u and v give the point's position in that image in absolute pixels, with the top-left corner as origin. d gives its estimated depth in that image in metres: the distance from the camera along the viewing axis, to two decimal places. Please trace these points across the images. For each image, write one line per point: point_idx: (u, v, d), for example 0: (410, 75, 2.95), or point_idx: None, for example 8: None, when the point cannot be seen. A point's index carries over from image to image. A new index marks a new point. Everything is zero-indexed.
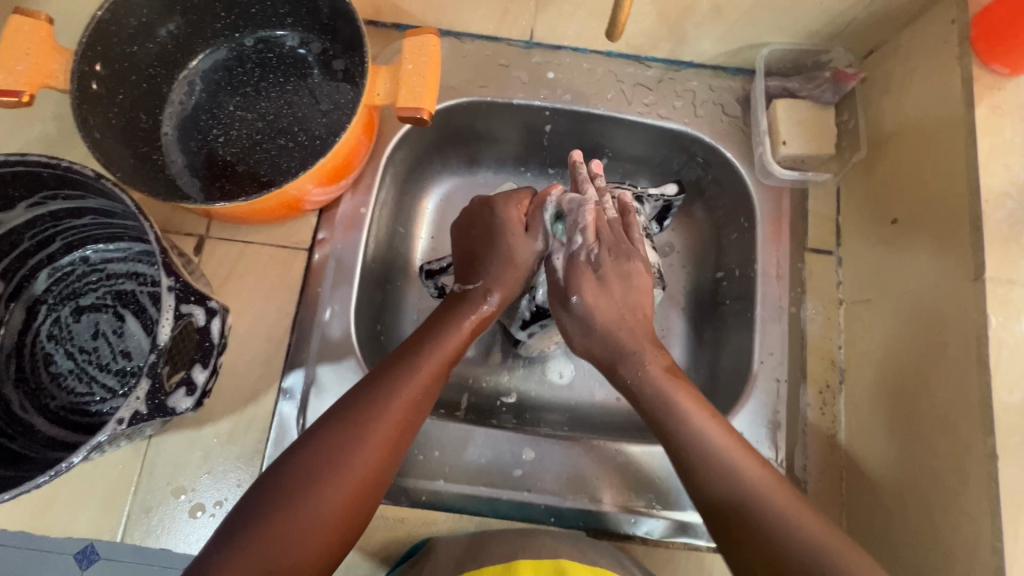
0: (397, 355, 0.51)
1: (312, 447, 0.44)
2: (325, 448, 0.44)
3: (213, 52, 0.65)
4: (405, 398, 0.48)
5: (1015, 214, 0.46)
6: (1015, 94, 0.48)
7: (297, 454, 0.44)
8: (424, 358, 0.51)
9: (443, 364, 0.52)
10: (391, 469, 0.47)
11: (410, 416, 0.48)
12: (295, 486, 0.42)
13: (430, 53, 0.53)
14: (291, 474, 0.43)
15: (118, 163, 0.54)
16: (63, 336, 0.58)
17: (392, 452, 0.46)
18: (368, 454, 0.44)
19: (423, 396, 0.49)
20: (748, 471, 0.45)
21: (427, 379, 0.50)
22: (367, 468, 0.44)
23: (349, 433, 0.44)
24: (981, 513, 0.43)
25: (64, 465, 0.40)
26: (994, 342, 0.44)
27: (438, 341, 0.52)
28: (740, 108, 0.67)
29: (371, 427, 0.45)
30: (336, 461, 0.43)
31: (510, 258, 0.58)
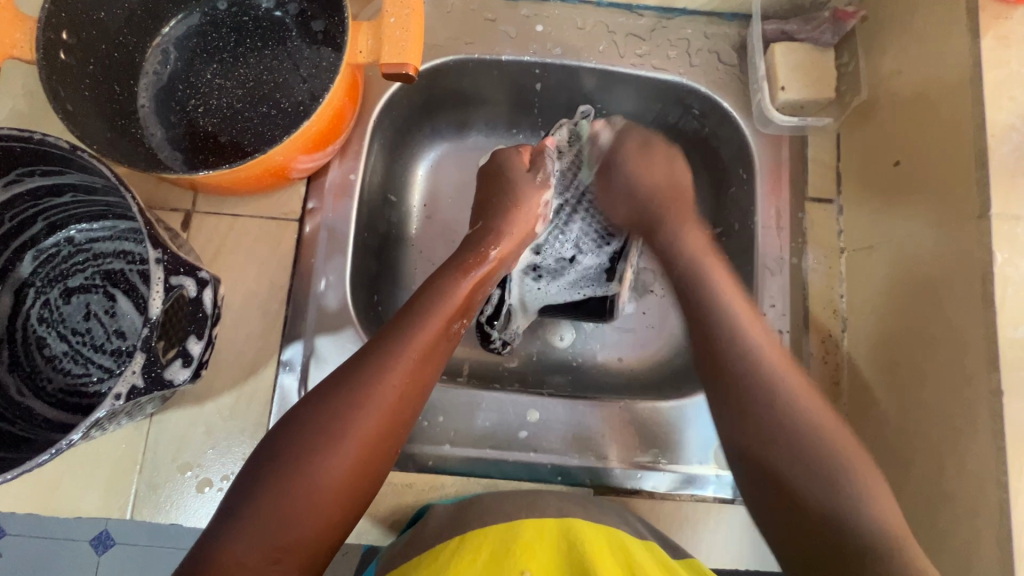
0: (394, 318, 0.50)
1: (310, 416, 0.43)
2: (320, 416, 0.43)
3: (185, 18, 0.62)
4: (405, 362, 0.46)
5: (1021, 147, 0.45)
6: (1021, 24, 0.46)
7: (296, 423, 0.43)
8: (420, 322, 0.49)
9: (441, 325, 0.50)
10: (398, 432, 0.46)
11: (413, 377, 0.47)
12: (293, 457, 0.42)
13: (412, 5, 0.51)
14: (291, 442, 0.42)
15: (95, 136, 0.52)
16: (54, 319, 0.56)
17: (391, 419, 0.45)
18: (368, 417, 0.44)
19: (425, 358, 0.48)
20: (780, 383, 0.47)
21: (425, 343, 0.48)
22: (364, 435, 0.43)
23: (344, 400, 0.44)
24: (984, 448, 0.43)
25: (65, 442, 0.40)
26: (1000, 279, 0.44)
27: (435, 303, 0.51)
28: (736, 55, 0.65)
29: (364, 395, 0.44)
30: (329, 427, 0.43)
31: (515, 207, 0.60)
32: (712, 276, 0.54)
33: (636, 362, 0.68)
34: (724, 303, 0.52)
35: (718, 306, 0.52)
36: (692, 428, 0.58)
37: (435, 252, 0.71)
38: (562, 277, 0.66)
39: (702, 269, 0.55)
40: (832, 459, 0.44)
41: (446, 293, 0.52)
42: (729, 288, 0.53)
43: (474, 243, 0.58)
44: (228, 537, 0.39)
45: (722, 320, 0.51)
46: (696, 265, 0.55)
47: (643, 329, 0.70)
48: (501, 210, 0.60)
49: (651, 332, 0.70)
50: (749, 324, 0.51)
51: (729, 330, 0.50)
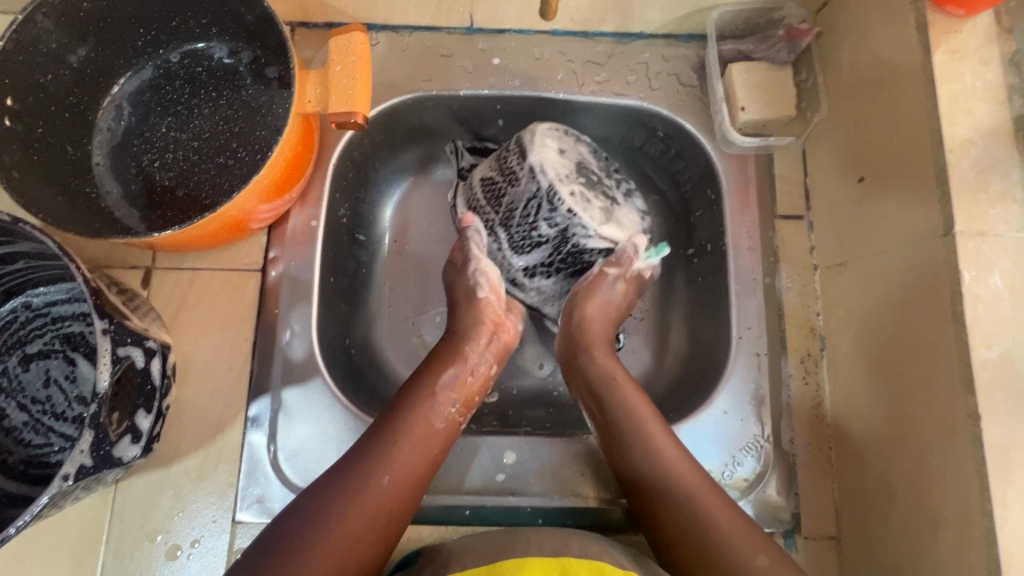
0: (382, 417, 0.50)
1: (296, 517, 0.44)
2: (310, 510, 0.44)
3: (138, 72, 0.61)
4: (400, 462, 0.48)
5: (980, 161, 0.44)
6: (972, 36, 0.46)
7: (279, 530, 0.43)
8: (410, 416, 0.50)
9: (432, 422, 0.51)
10: (393, 528, 0.46)
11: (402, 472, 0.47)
12: (278, 560, 0.41)
13: (359, 52, 0.50)
14: (278, 536, 0.43)
15: (44, 202, 0.52)
16: (14, 388, 0.55)
17: (384, 513, 0.46)
18: (355, 516, 0.44)
19: (420, 451, 0.49)
20: (665, 456, 0.50)
21: (416, 438, 0.49)
22: (352, 528, 0.44)
23: (335, 494, 0.45)
24: (967, 473, 0.42)
25: (11, 530, 0.38)
26: (970, 298, 0.43)
27: (426, 395, 0.52)
28: (695, 76, 0.64)
29: (354, 490, 0.45)
30: (321, 520, 0.43)
31: (465, 294, 0.58)
32: (624, 387, 0.55)
33: None
34: (644, 429, 0.52)
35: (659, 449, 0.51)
36: None
37: (408, 290, 0.69)
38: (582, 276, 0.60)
39: (608, 368, 0.56)
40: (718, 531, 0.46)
41: (430, 395, 0.52)
42: (639, 402, 0.54)
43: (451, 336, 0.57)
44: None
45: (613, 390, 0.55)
46: (615, 392, 0.55)
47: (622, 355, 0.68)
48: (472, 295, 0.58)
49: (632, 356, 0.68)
50: (628, 390, 0.55)
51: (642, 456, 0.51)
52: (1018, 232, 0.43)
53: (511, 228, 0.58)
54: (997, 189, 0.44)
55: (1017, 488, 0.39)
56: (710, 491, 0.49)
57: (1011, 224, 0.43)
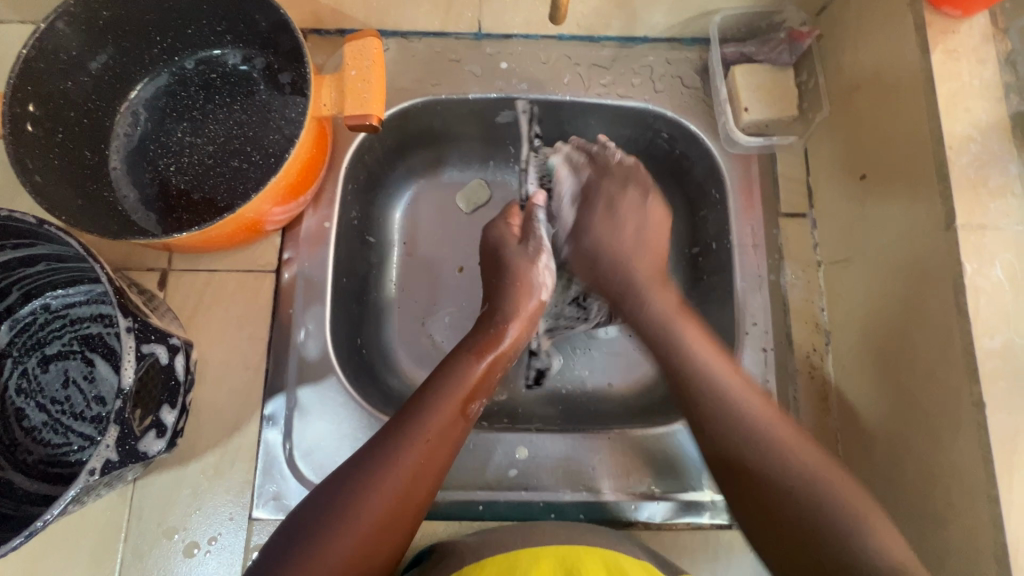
0: (411, 402, 0.48)
1: (321, 504, 0.42)
2: (334, 497, 0.42)
3: (153, 79, 0.63)
4: (429, 445, 0.46)
5: (979, 157, 0.46)
6: (969, 37, 0.48)
7: (302, 520, 0.42)
8: (442, 404, 0.48)
9: (461, 411, 0.49)
10: (415, 518, 0.45)
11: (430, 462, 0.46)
12: (304, 548, 0.40)
13: (373, 57, 0.51)
14: (301, 525, 0.42)
15: (64, 206, 0.53)
16: (33, 389, 0.56)
17: (409, 503, 0.44)
18: (381, 505, 0.42)
19: (447, 443, 0.47)
20: (746, 409, 0.47)
21: (445, 428, 0.47)
22: (377, 516, 0.42)
23: (360, 481, 0.43)
24: (974, 461, 0.42)
25: (39, 523, 0.39)
26: (972, 289, 0.44)
27: (457, 383, 0.49)
28: (698, 78, 0.66)
29: (382, 477, 0.43)
30: (347, 510, 0.42)
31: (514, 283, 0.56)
32: (679, 326, 0.53)
33: (626, 386, 0.68)
34: (723, 388, 0.48)
35: (738, 406, 0.47)
36: (683, 452, 0.58)
37: (418, 290, 0.70)
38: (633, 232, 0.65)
39: (667, 317, 0.54)
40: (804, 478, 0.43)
41: (462, 374, 0.50)
42: (711, 359, 0.51)
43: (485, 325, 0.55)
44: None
45: (669, 340, 0.53)
46: (668, 343, 0.53)
47: (631, 351, 0.69)
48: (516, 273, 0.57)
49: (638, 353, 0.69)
50: (691, 346, 0.52)
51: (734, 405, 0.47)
52: (1018, 225, 0.44)
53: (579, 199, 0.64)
54: (996, 183, 0.45)
55: (1022, 473, 0.40)
56: (805, 448, 0.45)
57: (1011, 217, 0.45)
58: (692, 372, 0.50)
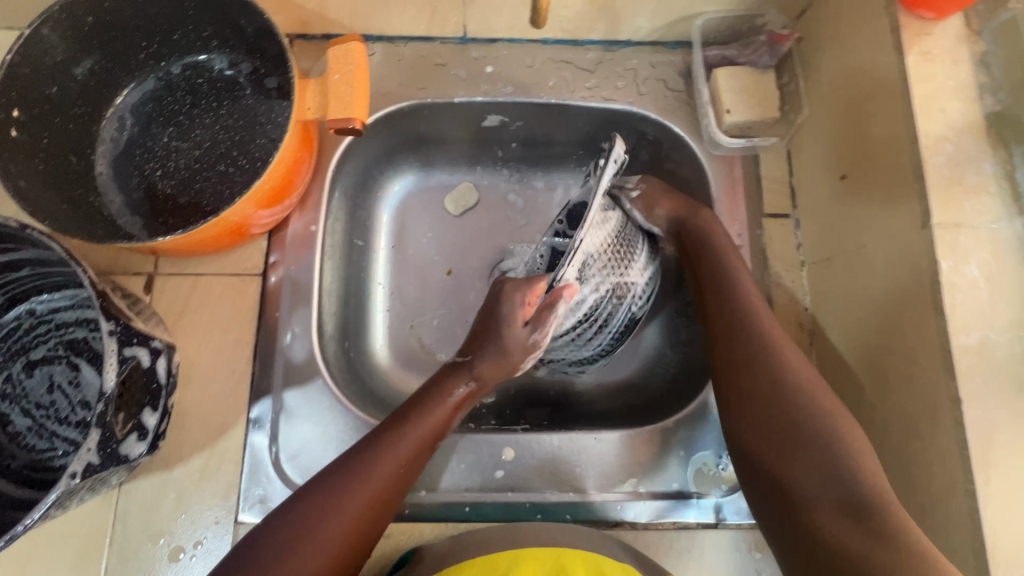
0: (377, 435, 0.48)
1: (308, 495, 0.45)
2: (290, 525, 0.43)
3: (140, 84, 0.63)
4: (408, 448, 0.48)
5: (954, 156, 0.46)
6: (942, 39, 0.48)
7: (257, 543, 0.43)
8: (404, 440, 0.48)
9: (423, 446, 0.49)
10: (368, 545, 0.45)
11: (386, 496, 0.46)
12: (287, 535, 0.42)
13: (356, 61, 0.52)
14: (256, 548, 0.42)
15: (48, 211, 0.53)
16: (17, 394, 0.56)
17: (361, 533, 0.44)
18: (332, 537, 0.43)
19: (404, 477, 0.47)
20: (793, 374, 0.48)
21: (405, 463, 0.47)
22: (327, 547, 0.43)
23: (315, 512, 0.43)
24: (951, 456, 0.43)
25: (20, 527, 0.39)
26: (949, 287, 0.44)
27: (422, 420, 0.49)
28: (682, 81, 0.66)
29: (335, 510, 0.44)
30: (302, 537, 0.42)
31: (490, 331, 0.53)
32: (738, 277, 0.55)
33: (613, 388, 0.68)
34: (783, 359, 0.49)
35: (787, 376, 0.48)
36: (669, 452, 0.58)
37: (406, 294, 0.70)
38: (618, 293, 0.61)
39: (728, 268, 0.56)
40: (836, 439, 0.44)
41: (443, 390, 0.52)
42: (772, 330, 0.51)
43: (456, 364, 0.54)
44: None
45: (737, 302, 0.53)
46: (745, 298, 0.53)
47: (619, 353, 0.69)
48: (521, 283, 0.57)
49: (626, 354, 0.69)
50: (756, 303, 0.53)
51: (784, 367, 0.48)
52: (992, 223, 0.45)
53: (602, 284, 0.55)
54: (971, 182, 0.46)
55: (997, 468, 0.41)
56: (847, 420, 0.45)
57: (985, 215, 0.45)
58: (752, 351, 0.50)
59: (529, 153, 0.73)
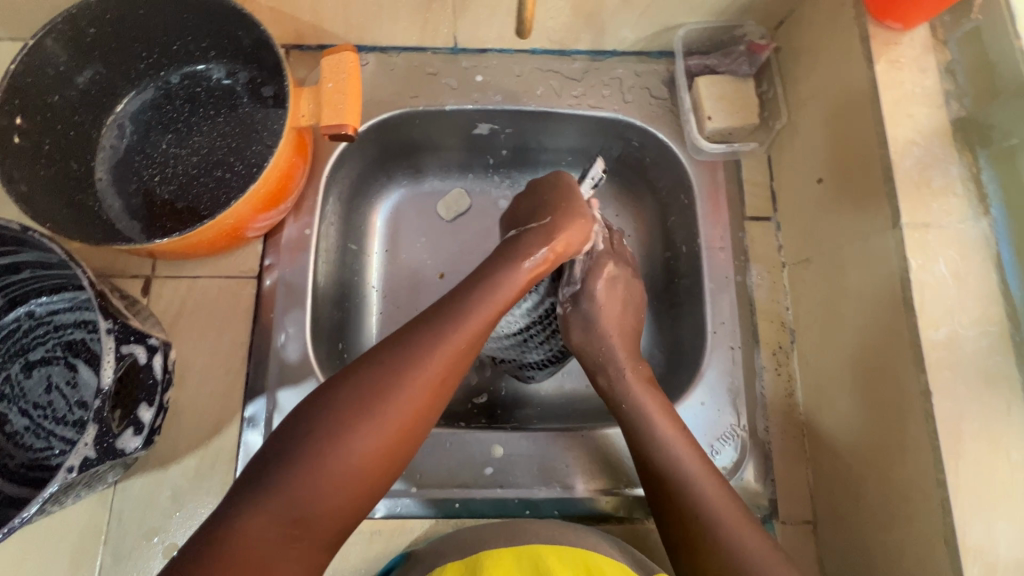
0: (428, 313, 0.48)
1: (354, 381, 0.44)
2: (354, 395, 0.43)
3: (140, 93, 0.65)
4: (461, 339, 0.47)
5: (922, 159, 0.48)
6: (910, 48, 0.51)
7: (322, 409, 0.43)
8: (466, 316, 0.48)
9: (485, 320, 0.49)
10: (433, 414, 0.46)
11: (451, 370, 0.46)
12: (338, 418, 0.42)
13: (349, 70, 0.54)
14: (322, 419, 0.42)
15: (49, 215, 0.55)
16: (16, 394, 0.57)
17: (427, 406, 0.45)
18: (403, 407, 0.44)
19: (462, 352, 0.47)
20: (676, 448, 0.52)
21: (467, 336, 0.47)
22: (399, 419, 0.44)
23: (380, 384, 0.44)
24: (923, 448, 0.44)
25: (16, 520, 0.40)
26: (918, 284, 0.46)
27: (479, 298, 0.49)
28: (666, 89, 0.69)
29: (401, 383, 0.44)
30: (372, 409, 0.43)
31: (551, 227, 0.55)
32: (614, 355, 0.58)
33: None
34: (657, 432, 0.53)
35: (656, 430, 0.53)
36: None
37: (400, 297, 0.72)
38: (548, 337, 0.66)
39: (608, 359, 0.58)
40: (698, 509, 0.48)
41: (507, 280, 0.51)
42: (661, 412, 0.54)
43: (515, 248, 0.54)
44: (251, 511, 0.39)
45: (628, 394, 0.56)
46: (610, 364, 0.58)
47: None
48: (564, 207, 0.57)
49: None
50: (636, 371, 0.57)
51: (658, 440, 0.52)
52: (959, 223, 0.47)
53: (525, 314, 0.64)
54: (939, 183, 0.48)
55: (966, 457, 0.42)
56: (702, 466, 0.51)
57: (953, 215, 0.47)
58: (634, 422, 0.54)
59: (519, 159, 0.75)
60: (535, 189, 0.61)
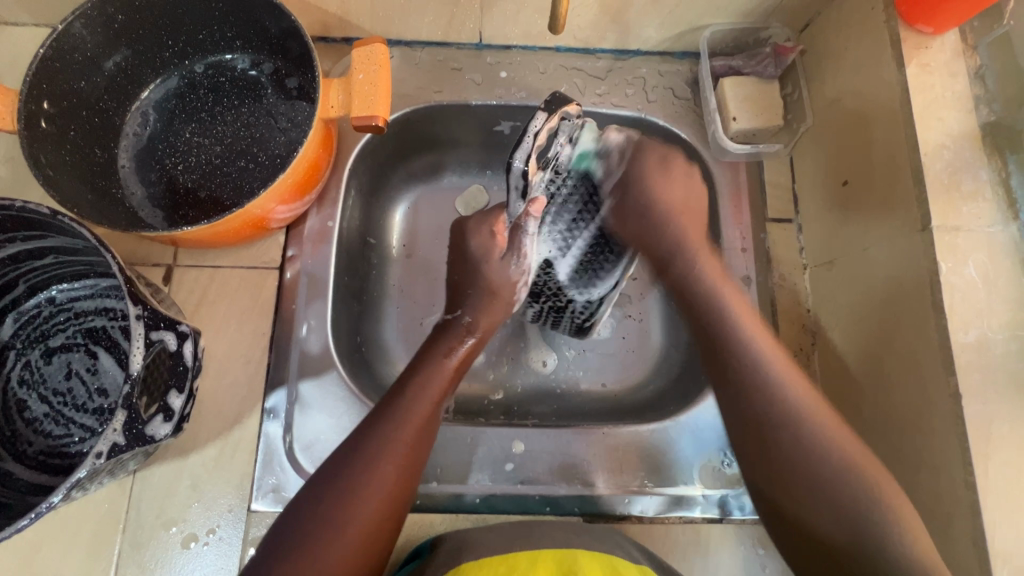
0: (374, 412, 0.48)
1: (323, 487, 0.44)
2: (311, 513, 0.42)
3: (164, 81, 0.65)
4: (424, 407, 0.49)
5: (952, 162, 0.49)
6: (940, 52, 0.51)
7: (284, 534, 0.42)
8: (408, 405, 0.48)
9: (432, 406, 0.50)
10: (402, 506, 0.46)
11: (410, 459, 0.46)
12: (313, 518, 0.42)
13: (380, 61, 0.53)
14: (281, 542, 0.41)
15: (74, 200, 0.54)
16: (35, 381, 0.56)
17: (391, 503, 0.45)
18: (364, 511, 0.43)
19: (416, 439, 0.47)
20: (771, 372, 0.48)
21: (417, 424, 0.47)
22: (365, 523, 0.43)
23: (336, 495, 0.43)
24: (951, 450, 0.45)
25: (44, 506, 0.40)
26: (948, 286, 0.46)
27: (420, 387, 0.50)
28: (689, 90, 0.69)
29: (357, 488, 0.43)
30: (333, 521, 0.42)
31: (486, 295, 0.58)
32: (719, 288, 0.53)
33: (620, 387, 0.69)
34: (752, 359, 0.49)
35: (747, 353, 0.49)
36: (676, 450, 0.59)
37: (416, 291, 0.71)
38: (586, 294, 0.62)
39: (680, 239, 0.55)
40: (791, 422, 0.45)
41: (437, 372, 0.52)
42: (741, 312, 0.52)
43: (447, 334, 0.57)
44: None
45: (716, 309, 0.52)
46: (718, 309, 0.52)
47: (625, 354, 0.71)
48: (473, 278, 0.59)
49: (633, 355, 0.71)
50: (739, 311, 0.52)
51: (753, 370, 0.48)
52: (989, 227, 0.47)
53: (565, 228, 0.55)
54: (969, 188, 0.48)
55: (997, 459, 0.43)
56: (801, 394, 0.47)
57: (983, 219, 0.48)
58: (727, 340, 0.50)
59: None
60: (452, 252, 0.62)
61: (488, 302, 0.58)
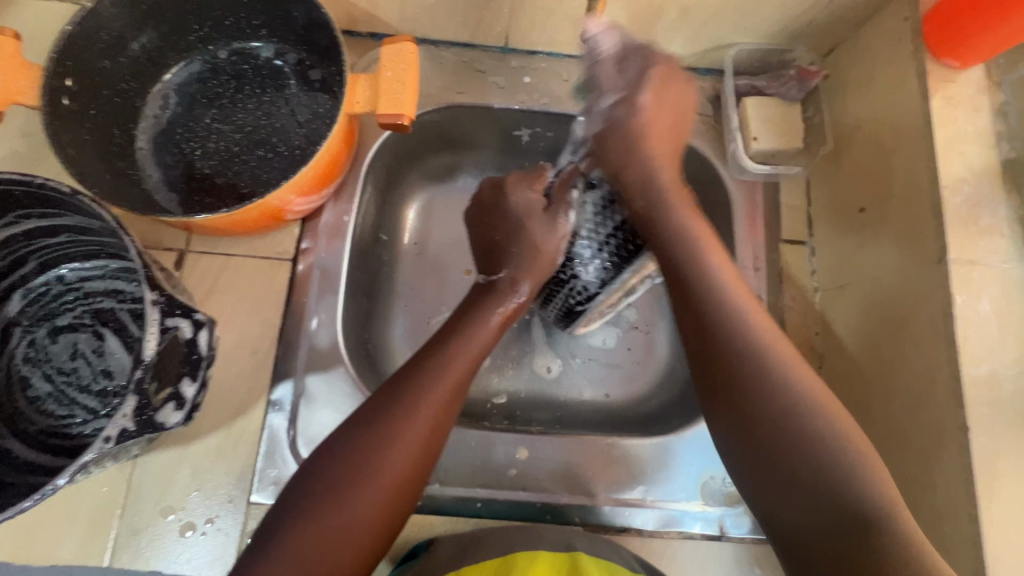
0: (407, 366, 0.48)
1: (356, 430, 0.44)
2: (344, 457, 0.42)
3: (187, 65, 0.64)
4: (463, 362, 0.48)
5: (972, 197, 0.49)
6: (965, 87, 0.52)
7: (306, 478, 0.42)
8: (448, 359, 0.48)
9: (472, 360, 0.49)
10: (432, 457, 0.46)
11: (444, 415, 0.46)
12: (324, 488, 0.41)
13: (409, 61, 0.53)
14: (314, 480, 0.42)
15: (94, 178, 0.54)
16: (41, 358, 0.56)
17: (421, 455, 0.44)
18: (399, 455, 0.43)
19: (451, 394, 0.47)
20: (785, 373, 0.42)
21: (455, 378, 0.47)
22: (396, 472, 0.43)
23: (374, 438, 0.43)
24: (956, 482, 0.45)
25: (49, 487, 0.39)
26: (961, 320, 0.47)
27: (463, 340, 0.50)
28: (711, 107, 0.69)
29: (391, 436, 0.43)
30: (367, 465, 0.42)
31: (533, 252, 0.54)
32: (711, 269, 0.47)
33: (623, 398, 0.69)
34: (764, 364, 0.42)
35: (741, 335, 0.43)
36: (677, 463, 0.59)
37: (425, 291, 0.70)
38: (603, 288, 0.58)
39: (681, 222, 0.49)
40: (787, 386, 0.41)
41: (480, 327, 0.51)
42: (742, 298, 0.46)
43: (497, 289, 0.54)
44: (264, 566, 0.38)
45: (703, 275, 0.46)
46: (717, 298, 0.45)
47: (630, 366, 0.71)
48: (519, 239, 0.55)
49: (637, 367, 0.71)
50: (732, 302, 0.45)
51: (753, 359, 0.42)
52: (1004, 263, 0.48)
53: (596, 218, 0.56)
54: (986, 223, 0.49)
55: (1000, 493, 0.43)
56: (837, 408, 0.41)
57: (998, 254, 0.48)
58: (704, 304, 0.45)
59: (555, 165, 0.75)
60: (486, 214, 0.57)
61: (535, 258, 0.54)
